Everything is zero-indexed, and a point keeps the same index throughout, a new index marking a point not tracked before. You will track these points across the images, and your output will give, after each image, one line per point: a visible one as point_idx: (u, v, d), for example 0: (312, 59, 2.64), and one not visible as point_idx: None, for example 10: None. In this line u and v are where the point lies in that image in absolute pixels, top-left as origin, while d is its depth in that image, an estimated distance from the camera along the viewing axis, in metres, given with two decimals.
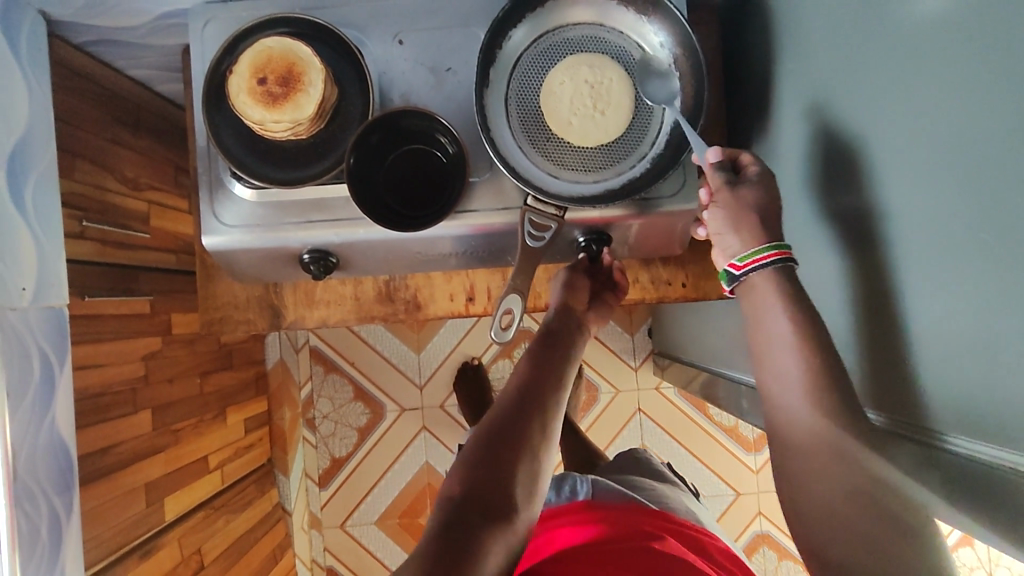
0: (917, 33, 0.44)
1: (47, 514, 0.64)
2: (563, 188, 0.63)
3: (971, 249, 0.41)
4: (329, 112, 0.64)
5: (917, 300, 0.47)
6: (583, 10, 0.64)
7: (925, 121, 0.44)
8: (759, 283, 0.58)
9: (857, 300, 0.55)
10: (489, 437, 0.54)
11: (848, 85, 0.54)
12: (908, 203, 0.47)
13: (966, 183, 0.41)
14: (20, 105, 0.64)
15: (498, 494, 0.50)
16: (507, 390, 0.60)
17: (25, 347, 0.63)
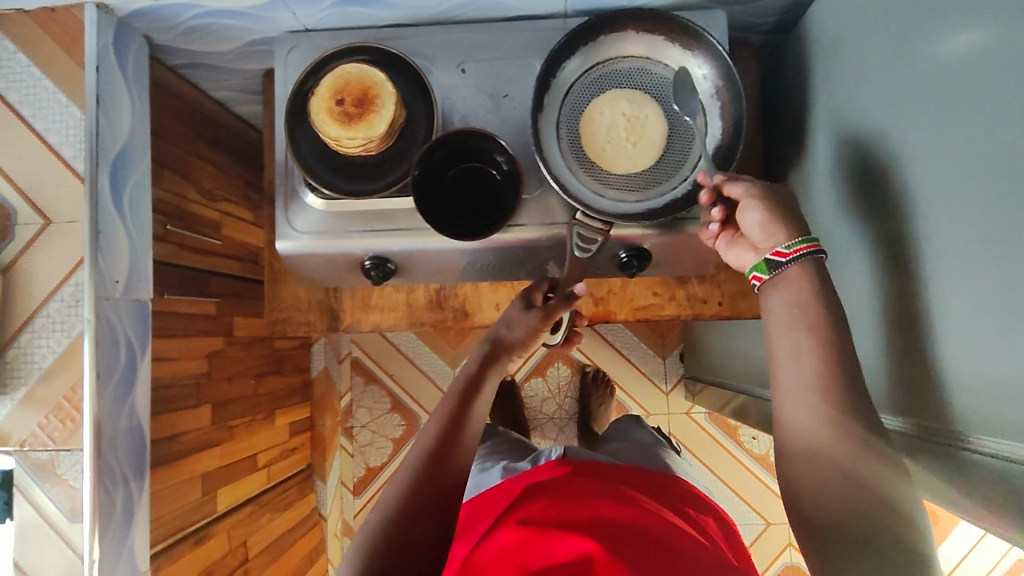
0: (939, 63, 0.48)
1: (123, 491, 0.69)
2: (609, 206, 0.69)
3: (987, 267, 0.44)
4: (397, 131, 0.70)
5: (935, 313, 0.50)
6: (632, 44, 0.69)
7: (941, 147, 0.48)
8: (784, 289, 0.56)
9: (882, 317, 0.58)
10: (424, 467, 0.60)
11: (874, 115, 0.58)
12: (927, 223, 0.50)
13: (980, 204, 0.44)
14: (124, 118, 0.72)
15: (425, 510, 0.57)
16: (440, 413, 0.65)
17: (114, 335, 0.69)
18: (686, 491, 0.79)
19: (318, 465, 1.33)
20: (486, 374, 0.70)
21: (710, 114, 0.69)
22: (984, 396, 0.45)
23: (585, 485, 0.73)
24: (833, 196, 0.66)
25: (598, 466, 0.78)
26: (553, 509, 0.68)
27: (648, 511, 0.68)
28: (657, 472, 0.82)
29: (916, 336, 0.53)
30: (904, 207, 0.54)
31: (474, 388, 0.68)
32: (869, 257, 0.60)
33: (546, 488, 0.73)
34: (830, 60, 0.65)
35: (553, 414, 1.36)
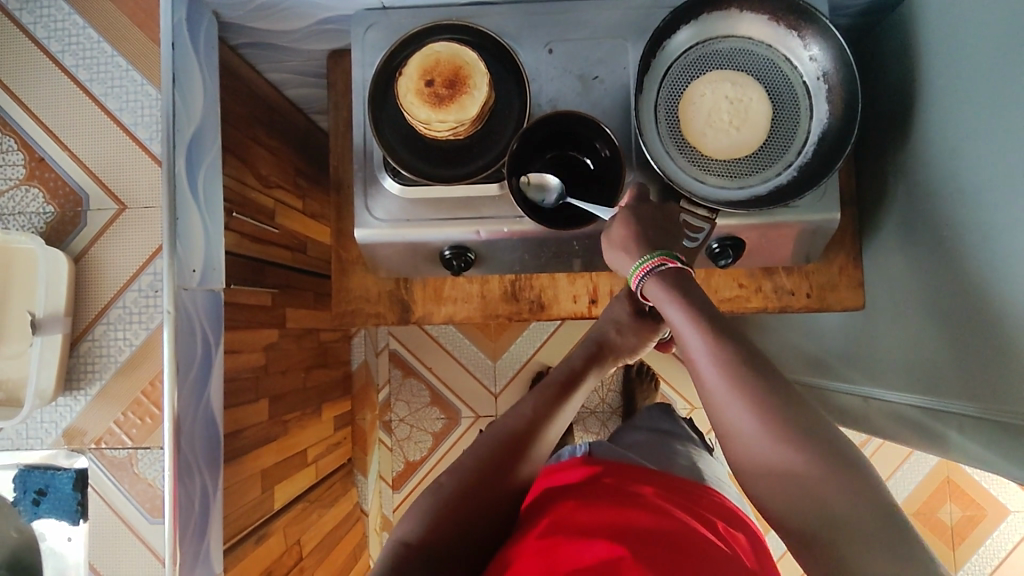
0: None
1: (200, 490, 0.66)
2: (711, 192, 0.65)
3: None
4: (487, 114, 0.67)
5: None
6: (735, 23, 0.67)
7: None
8: (656, 292, 0.58)
9: (1000, 311, 0.56)
10: (513, 433, 0.65)
11: (1000, 102, 0.56)
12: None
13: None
14: (196, 98, 0.68)
15: (509, 457, 0.63)
16: (543, 382, 0.71)
17: (192, 326, 0.66)
18: (715, 501, 0.74)
19: (359, 460, 1.30)
20: (587, 371, 0.73)
21: (815, 98, 0.66)
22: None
23: (611, 493, 0.68)
24: (942, 185, 0.64)
25: (626, 473, 0.74)
26: (573, 510, 0.64)
27: (686, 521, 0.63)
28: (692, 485, 0.76)
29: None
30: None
31: (573, 384, 0.71)
32: (989, 248, 0.58)
33: (569, 492, 0.69)
34: (942, 44, 0.63)
35: (596, 408, 1.34)
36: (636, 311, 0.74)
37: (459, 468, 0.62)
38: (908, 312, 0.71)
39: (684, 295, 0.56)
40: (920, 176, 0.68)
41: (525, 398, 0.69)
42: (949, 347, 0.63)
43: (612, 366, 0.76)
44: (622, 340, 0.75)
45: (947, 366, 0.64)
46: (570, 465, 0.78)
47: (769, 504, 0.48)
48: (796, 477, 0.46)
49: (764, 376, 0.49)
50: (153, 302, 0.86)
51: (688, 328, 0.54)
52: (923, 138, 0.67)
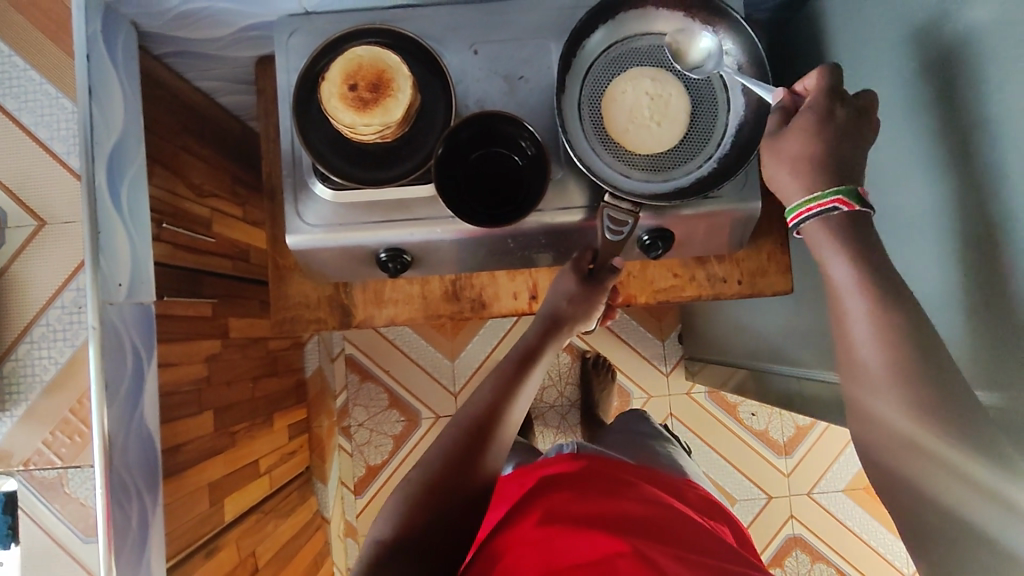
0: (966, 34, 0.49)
1: (137, 507, 0.66)
2: (635, 186, 0.67)
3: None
4: (414, 116, 0.68)
5: (970, 279, 0.51)
6: (652, 21, 0.69)
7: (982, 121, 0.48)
8: (817, 235, 0.55)
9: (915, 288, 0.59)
10: (478, 418, 0.64)
11: (897, 91, 0.58)
12: (962, 195, 0.50)
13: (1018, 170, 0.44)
14: (117, 109, 0.67)
15: (479, 437, 0.62)
16: (507, 358, 0.70)
17: (121, 343, 0.65)
18: (683, 489, 0.78)
19: (317, 468, 1.30)
20: (546, 347, 0.71)
21: (732, 91, 0.68)
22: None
23: (604, 485, 0.69)
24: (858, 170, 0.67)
25: (613, 467, 0.76)
26: (567, 501, 0.66)
27: (676, 517, 0.65)
28: (664, 477, 0.79)
29: (953, 305, 0.54)
30: (935, 178, 0.54)
31: (529, 360, 0.70)
32: (900, 229, 0.60)
33: (561, 483, 0.70)
34: (848, 35, 0.65)
35: (555, 402, 1.35)
36: (584, 278, 0.71)
37: (430, 459, 0.61)
38: None
39: (853, 244, 0.52)
40: None
41: (485, 381, 0.68)
42: None
43: (567, 337, 0.74)
44: (576, 311, 0.72)
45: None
46: (555, 460, 0.79)
47: (882, 469, 0.49)
48: (905, 460, 0.47)
49: (908, 338, 0.48)
50: (74, 315, 1.05)
51: (847, 281, 0.51)
52: None
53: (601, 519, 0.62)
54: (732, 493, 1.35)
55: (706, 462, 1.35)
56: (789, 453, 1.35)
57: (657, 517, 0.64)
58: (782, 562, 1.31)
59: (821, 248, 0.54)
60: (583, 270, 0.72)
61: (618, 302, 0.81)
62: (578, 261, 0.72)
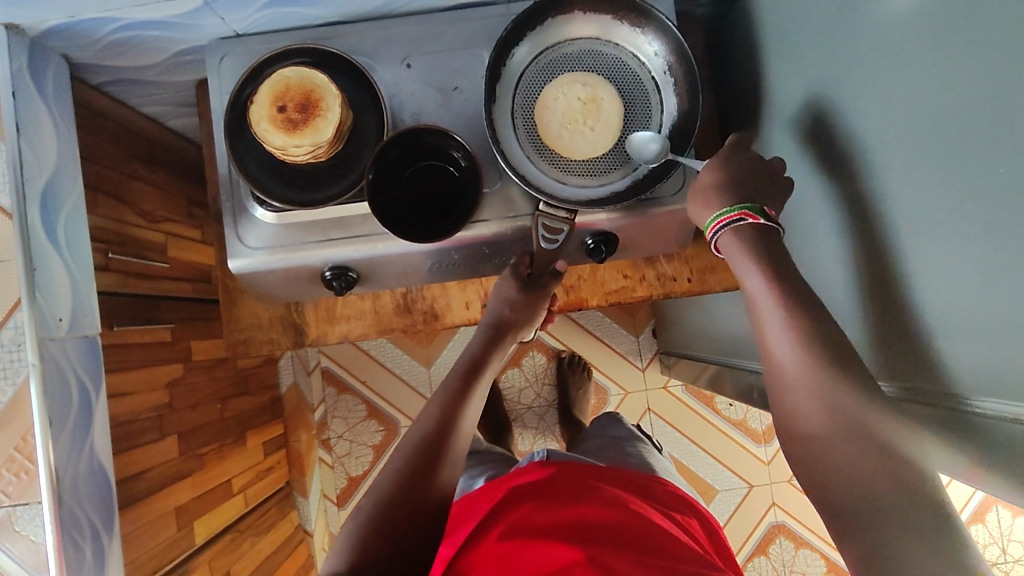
0: (892, 21, 0.48)
1: (91, 538, 0.67)
2: (572, 193, 0.68)
3: (961, 227, 0.44)
4: (346, 134, 0.68)
5: (907, 268, 0.51)
6: (580, 25, 0.69)
7: (911, 112, 0.47)
8: (730, 247, 0.61)
9: (858, 279, 0.59)
10: (428, 437, 0.61)
11: (832, 81, 0.58)
12: (898, 184, 0.50)
13: (950, 156, 0.44)
14: (49, 145, 0.67)
15: (432, 449, 0.60)
16: (454, 371, 0.70)
17: (64, 378, 0.65)
18: (656, 484, 0.75)
19: (297, 481, 1.29)
20: (489, 358, 0.72)
21: (664, 92, 0.69)
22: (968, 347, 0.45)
23: (569, 491, 0.68)
24: (799, 162, 0.67)
25: (582, 470, 0.73)
26: (531, 515, 0.63)
27: (643, 518, 0.63)
28: (635, 475, 0.77)
29: (893, 295, 0.54)
30: (872, 169, 0.54)
31: (476, 371, 0.70)
32: (840, 220, 0.60)
33: (524, 495, 0.68)
34: (783, 27, 0.65)
35: (532, 403, 1.35)
36: (522, 286, 0.73)
37: (381, 485, 0.57)
38: None
39: (762, 254, 0.59)
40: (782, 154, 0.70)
41: (432, 400, 0.66)
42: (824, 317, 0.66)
43: (513, 342, 0.76)
44: (518, 317, 0.75)
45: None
46: (518, 469, 0.77)
47: (811, 473, 0.52)
48: (832, 453, 0.50)
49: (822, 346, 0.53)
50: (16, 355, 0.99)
51: (762, 291, 0.58)
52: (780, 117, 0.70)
53: (565, 530, 0.60)
54: (711, 484, 1.35)
55: (686, 455, 1.35)
56: (769, 442, 1.35)
57: (622, 519, 0.62)
58: (766, 550, 1.32)
59: (734, 260, 0.61)
60: (522, 275, 0.73)
61: (556, 308, 0.82)
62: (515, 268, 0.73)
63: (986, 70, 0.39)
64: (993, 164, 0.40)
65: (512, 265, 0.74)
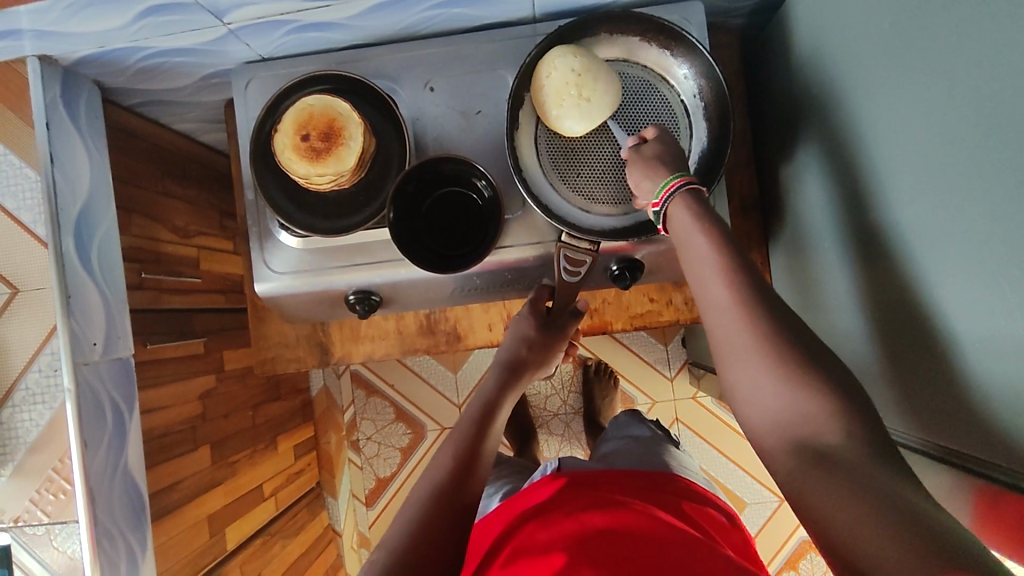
0: (941, 55, 0.45)
1: (125, 552, 0.69)
2: (596, 221, 0.67)
3: (1003, 278, 0.42)
4: (368, 160, 0.67)
5: (943, 316, 0.49)
6: (606, 47, 0.67)
7: (958, 152, 0.45)
8: (677, 215, 0.56)
9: (892, 318, 0.56)
10: (444, 483, 0.59)
11: (874, 109, 0.55)
12: (941, 227, 0.47)
13: (998, 206, 0.41)
14: (83, 174, 0.69)
15: (461, 481, 0.60)
16: (474, 403, 0.70)
17: (99, 399, 0.68)
18: (672, 482, 0.72)
19: (327, 483, 1.33)
20: (503, 398, 0.71)
21: (693, 116, 0.68)
22: (1008, 407, 0.43)
23: (575, 498, 0.65)
24: (832, 189, 0.64)
25: (594, 478, 0.70)
26: (536, 533, 0.60)
27: (657, 519, 0.59)
28: (650, 473, 0.73)
29: (927, 338, 0.51)
30: (913, 207, 0.51)
31: (498, 401, 0.70)
32: (874, 255, 0.58)
33: (535, 512, 0.65)
34: (824, 48, 0.62)
35: (558, 410, 1.35)
36: (540, 325, 0.75)
37: (406, 518, 0.56)
38: (823, 312, 0.71)
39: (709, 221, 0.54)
40: (816, 177, 0.68)
41: (445, 445, 0.64)
42: (862, 354, 0.63)
43: (529, 381, 0.75)
44: (534, 357, 0.75)
45: (860, 371, 0.64)
46: (532, 485, 0.74)
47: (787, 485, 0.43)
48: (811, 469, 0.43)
49: None
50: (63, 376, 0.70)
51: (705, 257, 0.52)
52: (815, 139, 0.67)
53: (568, 541, 0.56)
54: (741, 496, 1.33)
55: (714, 467, 1.33)
56: None
57: (631, 521, 0.57)
58: (796, 565, 1.29)
59: (680, 227, 0.55)
60: (540, 311, 0.75)
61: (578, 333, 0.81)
62: (534, 303, 0.75)
63: None
64: None
65: (529, 300, 0.75)
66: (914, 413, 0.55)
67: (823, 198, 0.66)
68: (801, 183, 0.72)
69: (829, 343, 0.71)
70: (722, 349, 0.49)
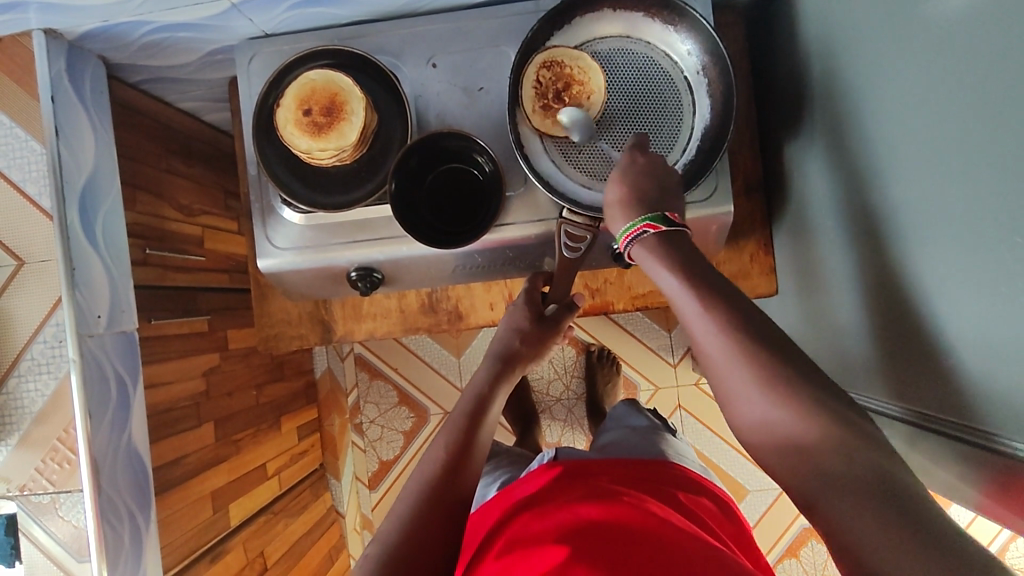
0: (942, 26, 0.45)
1: (130, 525, 0.70)
2: (597, 199, 0.67)
3: (1000, 250, 0.41)
4: (371, 136, 0.67)
5: (942, 291, 0.48)
6: (609, 23, 0.67)
7: (959, 124, 0.44)
8: (643, 256, 0.58)
9: (894, 294, 0.55)
10: (436, 482, 0.59)
11: (876, 84, 0.55)
12: (940, 200, 0.47)
13: (995, 176, 0.41)
14: (87, 149, 0.70)
15: (452, 476, 0.59)
16: (465, 395, 0.69)
17: (103, 372, 0.69)
18: (670, 473, 0.71)
19: (330, 464, 1.37)
20: (497, 392, 0.70)
21: (696, 92, 0.67)
22: (1004, 378, 0.43)
23: (572, 489, 0.64)
24: (835, 167, 0.64)
25: (590, 466, 0.70)
26: (530, 524, 0.60)
27: (651, 510, 0.59)
28: (647, 461, 0.73)
29: (926, 313, 0.51)
30: (913, 182, 0.50)
31: (491, 393, 0.69)
32: (875, 231, 0.57)
33: (530, 501, 0.65)
34: (828, 24, 0.62)
35: (561, 395, 1.35)
36: (535, 318, 0.74)
37: (399, 515, 0.56)
38: (825, 292, 0.71)
39: (674, 260, 0.55)
40: (821, 155, 0.67)
41: (436, 443, 0.63)
42: (864, 333, 0.63)
43: (521, 376, 0.74)
44: (528, 349, 0.74)
45: (862, 350, 0.64)
46: (529, 474, 0.74)
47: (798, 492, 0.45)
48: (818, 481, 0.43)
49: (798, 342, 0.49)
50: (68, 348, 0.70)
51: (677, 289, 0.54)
52: (817, 117, 0.66)
53: (560, 534, 0.56)
54: (743, 482, 1.33)
55: (716, 454, 1.33)
56: None
57: (624, 513, 0.57)
58: (797, 552, 1.30)
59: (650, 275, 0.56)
60: (535, 303, 0.75)
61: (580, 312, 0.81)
62: (531, 290, 0.75)
63: None
64: None
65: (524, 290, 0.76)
66: (913, 391, 0.55)
67: (826, 176, 0.66)
68: (805, 162, 0.71)
69: (831, 324, 0.71)
70: (722, 387, 0.50)
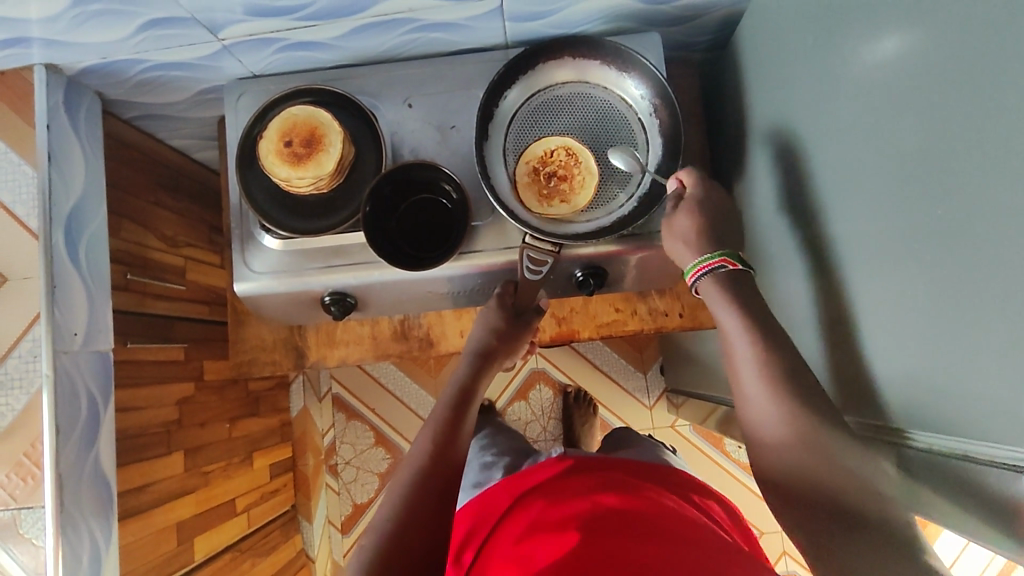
0: (852, 65, 0.50)
1: (90, 544, 0.70)
2: (560, 227, 0.71)
3: (913, 260, 0.45)
4: (347, 167, 0.72)
5: (870, 306, 0.52)
6: (568, 70, 0.73)
7: (872, 149, 0.49)
8: (709, 289, 0.62)
9: (829, 313, 0.59)
10: (432, 466, 0.61)
11: (806, 121, 0.60)
12: (863, 220, 0.51)
13: (904, 193, 0.45)
14: (78, 174, 0.74)
15: (443, 459, 0.62)
16: (450, 388, 0.72)
17: (75, 387, 0.70)
18: (677, 472, 0.72)
19: (302, 506, 1.32)
20: (477, 386, 0.73)
21: (650, 132, 0.73)
22: (922, 379, 0.46)
23: (578, 480, 0.65)
24: (775, 200, 0.68)
25: (599, 460, 0.71)
26: (544, 511, 0.61)
27: (654, 500, 0.60)
28: (651, 463, 0.74)
29: (857, 326, 0.54)
30: (837, 205, 0.55)
31: (472, 393, 0.71)
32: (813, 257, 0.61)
33: (540, 489, 0.66)
34: (766, 71, 0.68)
35: (538, 437, 1.35)
36: (509, 312, 0.76)
37: (397, 497, 0.58)
38: None
39: (738, 290, 0.61)
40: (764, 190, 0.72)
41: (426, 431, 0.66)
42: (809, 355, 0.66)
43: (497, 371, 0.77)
44: (503, 346, 0.76)
45: None
46: (537, 465, 0.74)
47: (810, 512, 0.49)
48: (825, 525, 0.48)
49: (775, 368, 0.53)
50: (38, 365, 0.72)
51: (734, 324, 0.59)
52: (760, 156, 0.72)
53: (570, 521, 0.57)
54: None
55: None
56: None
57: (628, 502, 0.59)
58: None
59: (710, 302, 0.62)
60: (507, 304, 0.76)
61: (546, 340, 0.84)
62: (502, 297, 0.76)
63: (930, 109, 0.41)
64: (936, 201, 0.42)
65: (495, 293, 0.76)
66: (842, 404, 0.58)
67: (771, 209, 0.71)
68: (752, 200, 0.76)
69: None
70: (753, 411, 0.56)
